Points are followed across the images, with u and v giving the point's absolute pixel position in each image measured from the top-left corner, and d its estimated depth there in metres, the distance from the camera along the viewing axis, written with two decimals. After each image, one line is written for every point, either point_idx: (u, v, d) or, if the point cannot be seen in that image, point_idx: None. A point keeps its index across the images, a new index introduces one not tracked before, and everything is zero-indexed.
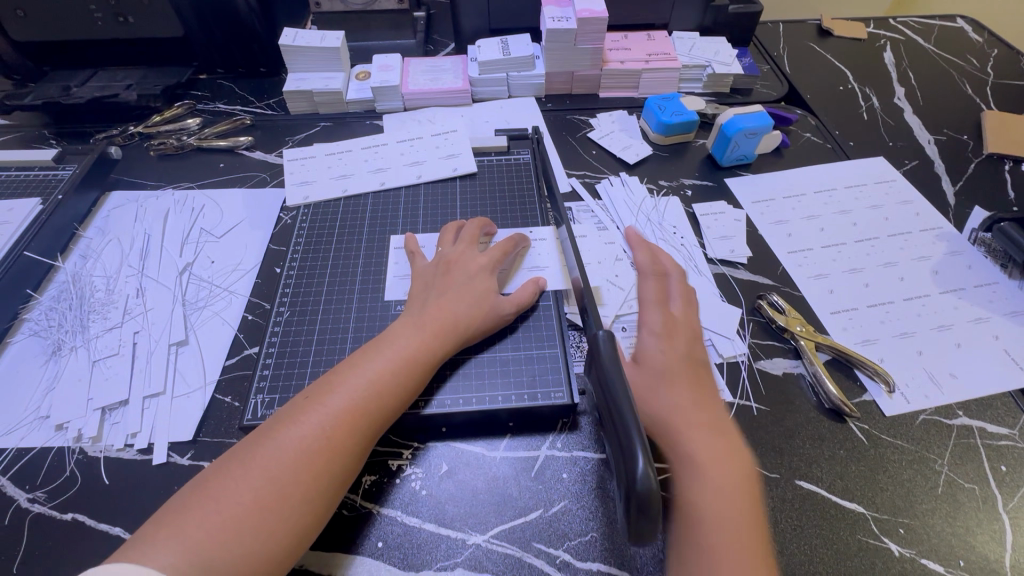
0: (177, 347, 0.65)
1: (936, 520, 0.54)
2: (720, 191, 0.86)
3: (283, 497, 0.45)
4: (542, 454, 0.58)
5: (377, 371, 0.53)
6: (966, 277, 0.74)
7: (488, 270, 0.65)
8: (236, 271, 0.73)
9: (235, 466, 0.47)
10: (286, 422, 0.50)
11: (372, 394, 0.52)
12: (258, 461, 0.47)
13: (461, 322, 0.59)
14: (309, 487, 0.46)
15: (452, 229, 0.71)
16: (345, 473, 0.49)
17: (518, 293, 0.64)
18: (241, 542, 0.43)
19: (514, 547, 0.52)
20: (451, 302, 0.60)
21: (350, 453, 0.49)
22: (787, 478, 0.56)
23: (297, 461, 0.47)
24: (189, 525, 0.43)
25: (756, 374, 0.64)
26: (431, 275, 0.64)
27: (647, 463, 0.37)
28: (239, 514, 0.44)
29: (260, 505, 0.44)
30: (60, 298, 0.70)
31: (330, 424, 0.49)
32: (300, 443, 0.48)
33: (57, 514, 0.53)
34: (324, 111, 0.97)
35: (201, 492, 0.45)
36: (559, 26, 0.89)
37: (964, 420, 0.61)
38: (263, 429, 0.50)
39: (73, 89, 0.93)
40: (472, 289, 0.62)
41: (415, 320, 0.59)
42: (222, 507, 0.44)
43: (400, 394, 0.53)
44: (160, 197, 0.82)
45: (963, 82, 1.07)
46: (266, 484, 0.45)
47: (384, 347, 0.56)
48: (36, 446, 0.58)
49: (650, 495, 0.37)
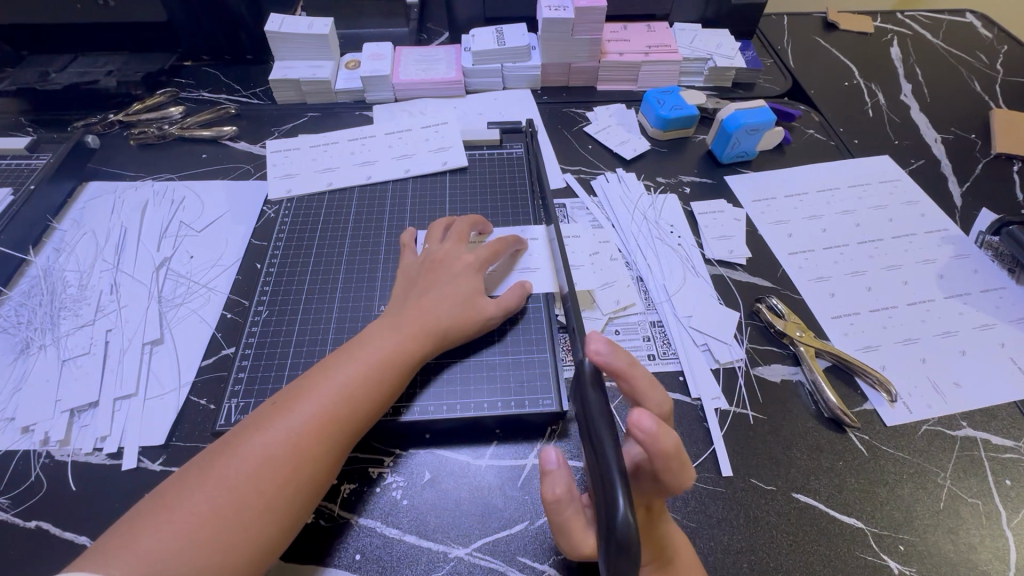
0: (151, 346, 0.63)
1: (937, 536, 0.52)
2: (720, 189, 0.83)
3: (244, 507, 0.43)
4: (529, 463, 0.55)
5: (351, 376, 0.51)
6: (972, 281, 0.72)
7: (472, 270, 0.62)
8: (216, 267, 0.70)
9: (195, 476, 0.44)
10: (252, 429, 0.47)
11: (344, 400, 0.49)
12: (219, 471, 0.44)
13: (443, 323, 0.57)
14: (274, 497, 0.44)
15: (442, 224, 0.67)
16: (314, 483, 0.47)
17: (504, 297, 0.61)
18: (198, 556, 0.40)
19: (498, 561, 0.49)
20: (431, 302, 0.58)
21: (320, 461, 0.47)
22: (783, 491, 0.54)
23: (261, 469, 0.45)
24: (143, 537, 0.40)
25: (753, 381, 0.62)
26: (416, 273, 0.62)
27: (627, 504, 0.35)
28: (196, 526, 0.41)
29: (220, 516, 0.42)
30: (31, 294, 0.67)
31: (297, 430, 0.47)
32: (266, 451, 0.45)
33: (20, 522, 0.51)
34: (312, 101, 0.94)
35: (160, 502, 0.43)
36: (556, 16, 0.86)
37: (968, 431, 0.59)
38: (228, 437, 0.47)
39: (51, 75, 0.90)
40: (456, 289, 0.59)
41: (395, 321, 0.56)
42: (178, 519, 0.41)
43: (374, 399, 0.51)
44: (139, 188, 0.79)
45: (971, 79, 1.04)
46: (226, 496, 0.43)
47: (358, 349, 0.54)
48: (1, 449, 0.55)
49: (630, 539, 0.34)
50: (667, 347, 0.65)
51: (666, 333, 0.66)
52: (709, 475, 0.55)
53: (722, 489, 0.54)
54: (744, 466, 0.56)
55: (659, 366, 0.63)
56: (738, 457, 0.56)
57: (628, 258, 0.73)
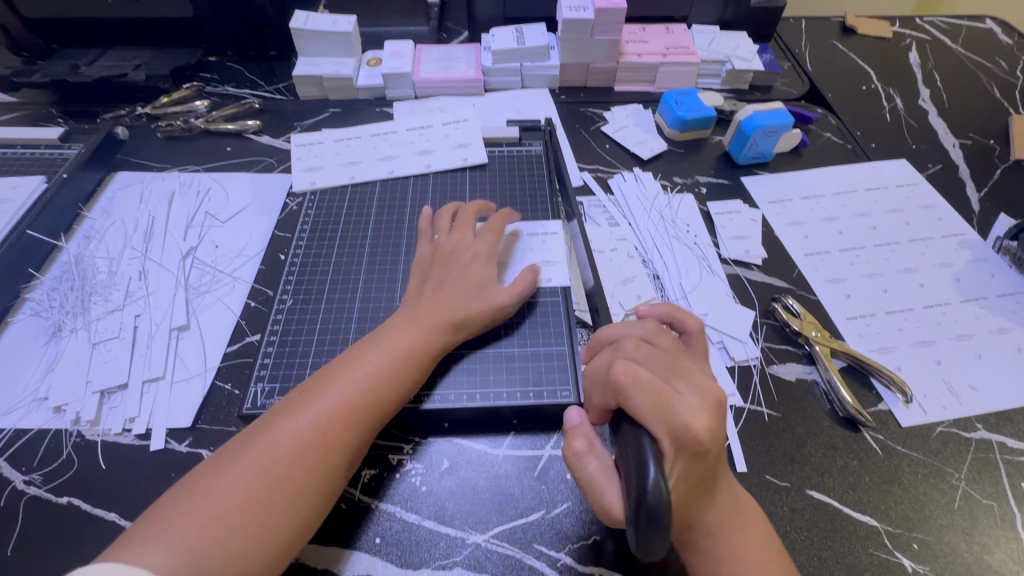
0: (178, 332, 0.64)
1: (952, 536, 0.52)
2: (736, 190, 0.84)
3: (277, 491, 0.44)
4: (546, 454, 0.56)
5: (375, 365, 0.52)
6: (989, 285, 0.72)
7: (482, 259, 0.63)
8: (240, 257, 0.72)
9: (227, 462, 0.46)
10: (282, 416, 0.49)
11: (369, 388, 0.51)
12: (250, 456, 0.46)
13: (458, 312, 0.58)
14: (304, 482, 0.46)
15: (450, 212, 0.69)
16: (341, 468, 0.48)
17: (516, 282, 0.62)
18: (235, 538, 0.42)
19: (514, 548, 0.50)
20: (449, 295, 0.59)
21: (346, 446, 0.48)
22: (797, 487, 0.55)
23: (292, 455, 0.46)
24: (180, 519, 0.42)
25: (768, 379, 0.63)
26: (431, 265, 0.63)
27: (658, 471, 0.34)
28: (232, 510, 0.43)
29: (253, 500, 0.43)
30: (62, 279, 0.69)
31: (326, 418, 0.48)
32: (295, 437, 0.47)
33: (52, 497, 0.53)
34: (334, 97, 0.96)
35: (194, 487, 0.44)
36: (576, 16, 0.87)
37: (984, 434, 0.59)
38: (258, 424, 0.49)
39: (82, 68, 0.92)
40: (469, 280, 0.60)
41: (416, 312, 0.58)
42: (214, 503, 0.43)
43: (398, 388, 0.52)
44: (165, 178, 0.81)
45: (990, 85, 1.04)
46: (259, 480, 0.44)
47: (382, 339, 0.55)
48: (34, 427, 0.57)
49: (660, 506, 0.32)
50: None
51: None
52: None
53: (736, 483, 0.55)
54: (758, 462, 0.56)
55: None
56: (753, 453, 0.57)
57: (644, 255, 0.74)
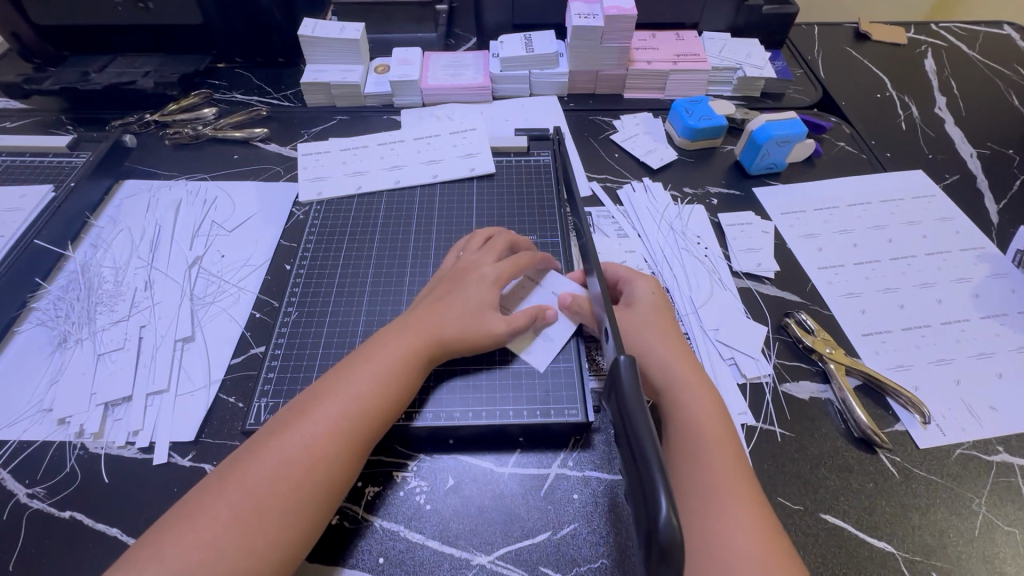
0: (183, 343, 0.64)
1: (972, 564, 0.51)
2: (748, 201, 0.82)
3: (263, 511, 0.44)
4: (553, 473, 0.55)
5: (363, 379, 0.52)
6: (1009, 301, 0.70)
7: (488, 282, 0.60)
8: (246, 267, 0.72)
9: (215, 486, 0.45)
10: (269, 436, 0.48)
11: (357, 402, 0.50)
12: (237, 478, 0.45)
13: (448, 333, 0.57)
14: (294, 500, 0.45)
15: (483, 235, 0.68)
16: (330, 483, 0.47)
17: (515, 314, 0.60)
18: (223, 562, 0.41)
19: (520, 571, 0.49)
20: (442, 311, 0.58)
21: (334, 461, 0.47)
22: (811, 511, 0.53)
23: (280, 474, 0.45)
24: (168, 548, 0.41)
25: (780, 397, 0.61)
26: (434, 284, 0.63)
27: (671, 505, 0.31)
28: (217, 535, 0.42)
29: (240, 522, 0.43)
30: (68, 288, 0.69)
31: (312, 434, 0.48)
32: (281, 456, 0.46)
33: (54, 512, 0.52)
34: (341, 104, 0.95)
35: (182, 514, 0.44)
36: (585, 23, 0.86)
37: (1005, 457, 0.57)
38: (247, 445, 0.48)
39: (92, 75, 0.92)
40: (469, 300, 0.59)
41: (405, 324, 0.57)
42: (200, 528, 0.42)
43: (386, 401, 0.51)
44: (173, 187, 0.81)
45: (1009, 93, 1.02)
46: (245, 501, 0.44)
47: (370, 352, 0.54)
48: (39, 439, 0.57)
49: (674, 543, 0.30)
50: None
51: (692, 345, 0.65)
52: None
53: None
54: (771, 484, 0.55)
55: None
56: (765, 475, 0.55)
57: (654, 268, 0.73)
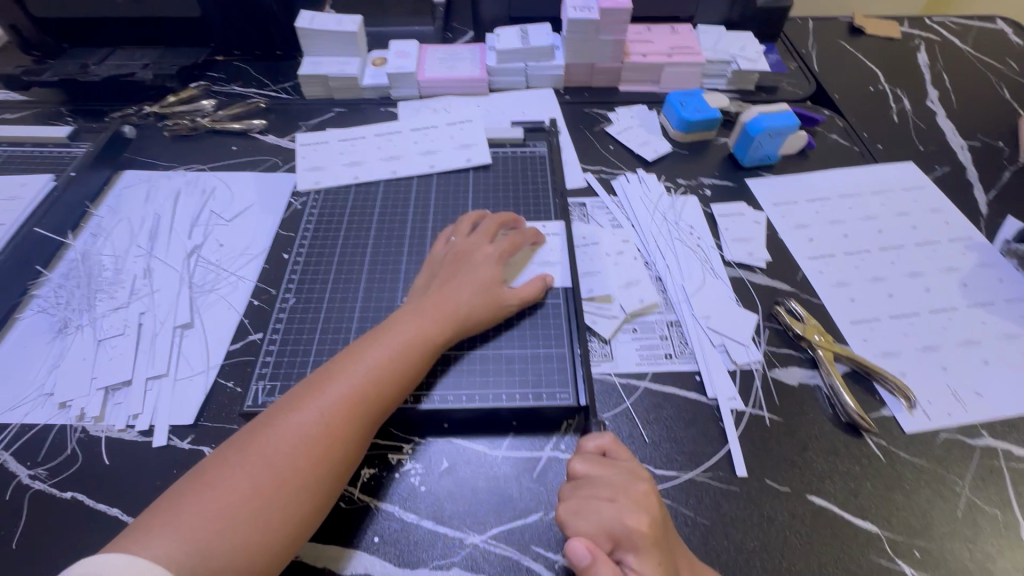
0: (182, 329, 0.65)
1: (953, 544, 0.52)
2: (741, 192, 0.83)
3: (281, 484, 0.45)
4: (545, 455, 0.56)
5: (377, 360, 0.53)
6: (996, 290, 0.71)
7: (493, 260, 0.63)
8: (244, 256, 0.73)
9: (234, 456, 0.46)
10: (286, 410, 0.49)
11: (372, 383, 0.51)
12: (257, 450, 0.46)
13: (461, 312, 0.58)
14: (308, 474, 0.46)
15: (471, 220, 0.69)
16: (345, 462, 0.48)
17: (522, 288, 0.63)
18: (240, 531, 0.42)
19: (513, 549, 0.50)
20: (454, 291, 0.60)
21: (350, 440, 0.49)
22: (797, 492, 0.54)
23: (296, 449, 0.46)
24: (186, 513, 0.43)
25: (769, 383, 0.62)
26: (440, 264, 0.64)
27: None
28: (236, 505, 0.43)
29: (259, 494, 0.44)
30: (68, 276, 0.70)
31: (328, 413, 0.49)
32: (299, 432, 0.47)
33: (56, 492, 0.53)
34: (339, 96, 0.96)
35: (201, 480, 0.45)
36: (581, 16, 0.87)
37: (988, 441, 0.58)
38: (263, 418, 0.49)
39: (91, 66, 0.93)
40: (477, 279, 0.61)
41: (417, 308, 0.58)
42: (221, 496, 0.44)
43: (399, 384, 0.53)
44: (171, 177, 0.82)
45: (1000, 87, 1.03)
46: (265, 473, 0.45)
47: (386, 334, 0.56)
48: (40, 423, 0.58)
49: None
50: (684, 346, 0.65)
51: (683, 332, 0.66)
52: (723, 473, 0.56)
53: (736, 488, 0.55)
54: (759, 467, 0.56)
55: (676, 366, 0.63)
56: (754, 458, 0.57)
57: (647, 258, 0.74)
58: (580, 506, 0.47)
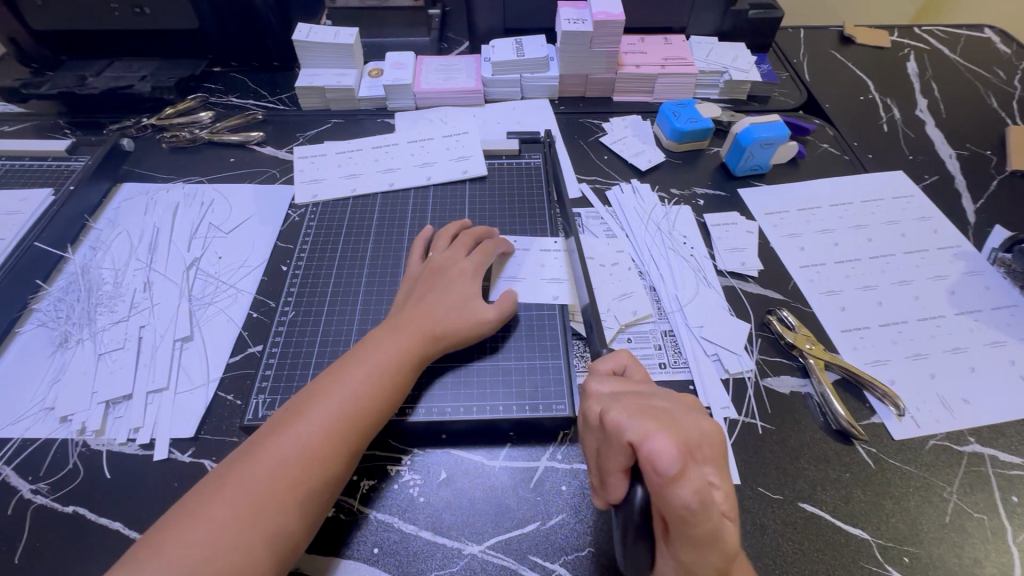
0: (182, 343, 0.66)
1: (942, 549, 0.53)
2: (734, 202, 0.85)
3: (263, 508, 0.46)
4: (542, 465, 0.57)
5: (356, 380, 0.54)
6: (983, 298, 0.72)
7: (468, 274, 0.64)
8: (243, 268, 0.73)
9: (216, 485, 0.47)
10: (268, 435, 0.50)
11: (350, 404, 0.52)
12: (238, 477, 0.47)
13: (439, 328, 0.59)
14: (290, 498, 0.47)
15: (448, 231, 0.70)
16: (327, 483, 0.49)
17: (500, 301, 0.64)
18: (225, 555, 0.43)
19: (511, 559, 0.51)
20: (430, 308, 0.60)
21: (331, 461, 0.49)
22: (789, 500, 0.55)
23: (276, 474, 0.47)
24: (169, 543, 0.43)
25: (762, 391, 0.63)
26: (417, 279, 0.65)
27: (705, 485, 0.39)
28: (217, 531, 0.44)
29: (241, 519, 0.45)
30: (68, 290, 0.70)
31: (307, 435, 0.49)
32: (280, 456, 0.48)
33: (58, 507, 0.54)
34: (336, 108, 0.97)
35: (184, 511, 0.46)
36: (575, 29, 0.88)
37: (976, 447, 0.59)
38: (245, 446, 0.50)
39: (89, 79, 0.94)
40: (454, 293, 0.62)
41: (396, 325, 0.59)
42: (203, 524, 0.44)
43: (378, 403, 0.53)
44: (170, 190, 0.83)
45: (988, 96, 1.05)
46: (247, 498, 0.46)
47: (365, 354, 0.56)
48: (41, 437, 0.58)
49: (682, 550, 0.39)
50: (678, 356, 0.66)
51: (677, 342, 0.67)
52: None
53: None
54: (752, 475, 0.57)
55: (671, 375, 0.64)
56: (747, 466, 0.58)
57: (641, 268, 0.75)
58: (640, 412, 0.41)
